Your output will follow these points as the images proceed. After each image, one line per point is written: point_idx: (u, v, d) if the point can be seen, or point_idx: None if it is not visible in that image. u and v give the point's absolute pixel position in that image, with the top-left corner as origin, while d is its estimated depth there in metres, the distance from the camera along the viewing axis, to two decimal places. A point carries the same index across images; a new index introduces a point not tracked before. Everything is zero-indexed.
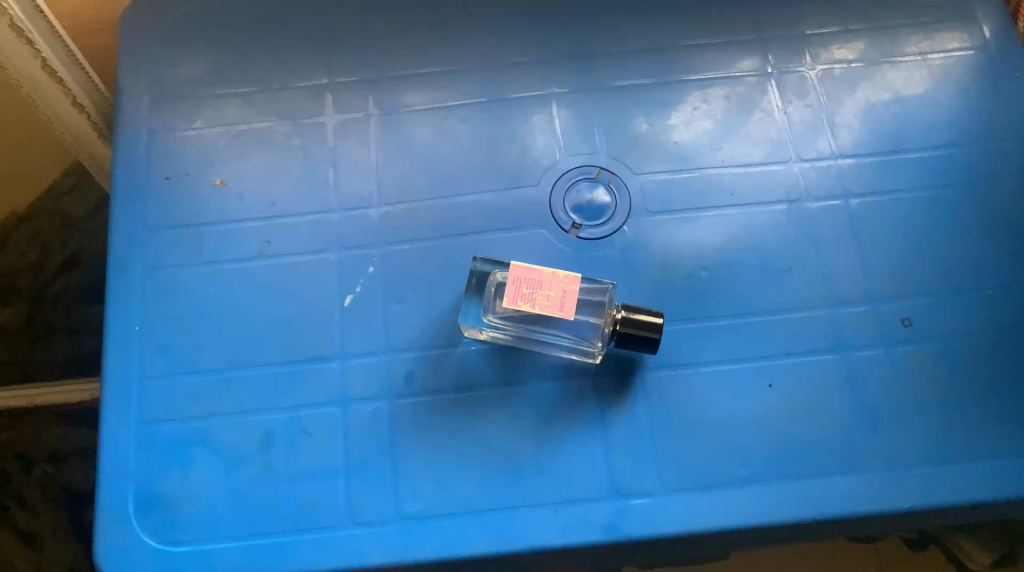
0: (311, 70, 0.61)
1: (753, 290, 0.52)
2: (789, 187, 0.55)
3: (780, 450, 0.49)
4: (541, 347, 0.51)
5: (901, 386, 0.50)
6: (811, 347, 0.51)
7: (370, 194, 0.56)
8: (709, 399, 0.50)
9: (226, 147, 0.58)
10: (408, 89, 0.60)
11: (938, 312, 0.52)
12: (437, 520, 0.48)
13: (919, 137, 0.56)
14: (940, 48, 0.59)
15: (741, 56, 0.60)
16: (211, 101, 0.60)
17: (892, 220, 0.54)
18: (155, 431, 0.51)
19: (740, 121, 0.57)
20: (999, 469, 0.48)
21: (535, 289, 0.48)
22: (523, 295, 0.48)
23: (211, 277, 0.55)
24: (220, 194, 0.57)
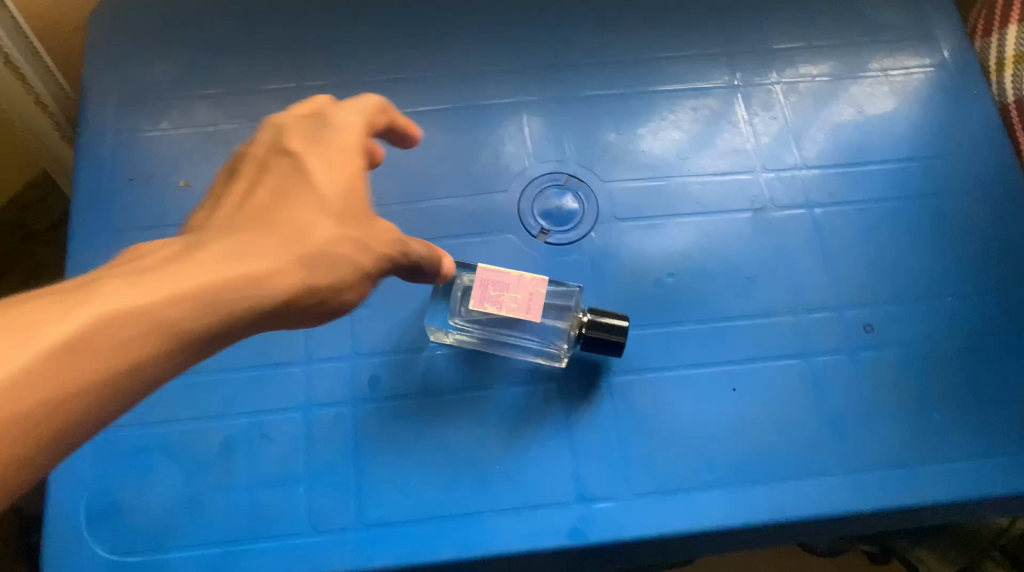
0: (282, 74, 0.60)
1: (719, 297, 0.53)
2: (754, 196, 0.56)
3: (742, 455, 0.49)
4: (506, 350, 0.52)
5: (862, 391, 0.51)
6: (773, 352, 0.52)
7: None
8: (673, 403, 0.50)
9: (194, 149, 0.58)
10: (380, 95, 0.60)
11: (899, 319, 0.53)
12: (401, 526, 0.48)
13: (881, 151, 0.58)
14: (901, 66, 0.61)
15: (709, 69, 0.61)
16: (179, 102, 0.60)
17: (854, 229, 0.55)
18: (113, 436, 0.50)
19: (707, 132, 0.58)
20: (958, 472, 0.49)
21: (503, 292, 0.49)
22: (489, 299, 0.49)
23: None
24: (186, 196, 0.56)
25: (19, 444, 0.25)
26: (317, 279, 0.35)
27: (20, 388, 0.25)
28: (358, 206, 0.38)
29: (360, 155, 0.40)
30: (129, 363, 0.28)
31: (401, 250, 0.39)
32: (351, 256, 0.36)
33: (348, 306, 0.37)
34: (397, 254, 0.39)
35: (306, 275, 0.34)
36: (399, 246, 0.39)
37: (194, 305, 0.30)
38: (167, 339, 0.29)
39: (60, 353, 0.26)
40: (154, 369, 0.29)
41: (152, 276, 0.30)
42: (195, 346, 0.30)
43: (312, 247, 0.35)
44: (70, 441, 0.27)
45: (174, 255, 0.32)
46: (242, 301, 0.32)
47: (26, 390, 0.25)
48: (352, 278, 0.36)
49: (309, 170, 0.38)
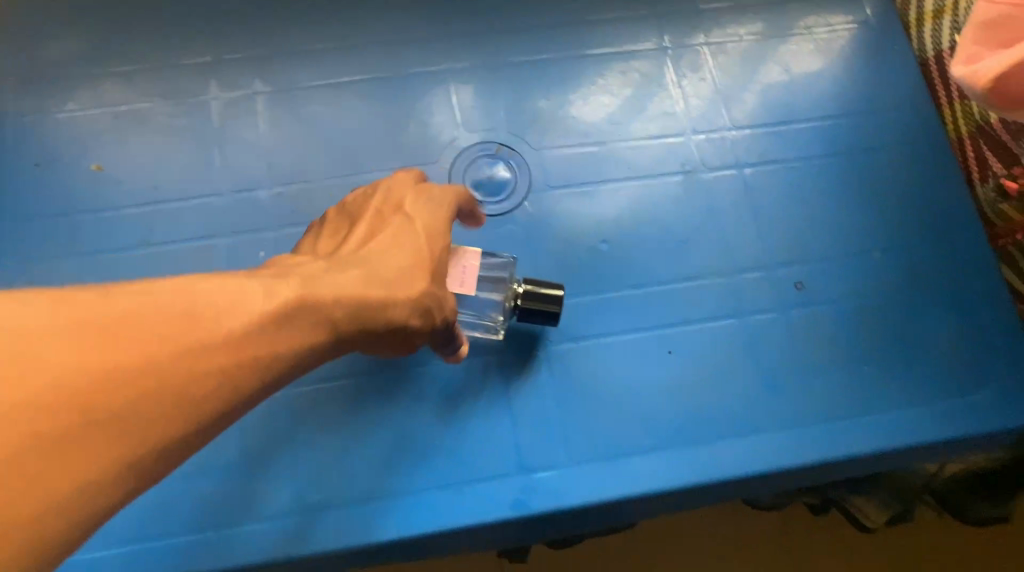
0: (195, 48, 0.58)
1: (653, 261, 0.53)
2: (685, 158, 0.56)
3: (681, 416, 0.49)
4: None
5: (794, 347, 0.51)
6: (707, 314, 0.52)
7: (261, 176, 0.54)
8: (611, 369, 0.50)
9: (104, 130, 0.55)
10: (301, 66, 0.57)
11: (828, 275, 0.53)
12: (341, 508, 0.47)
13: (807, 109, 0.58)
14: (824, 24, 0.61)
15: (636, 32, 0.60)
16: (85, 81, 0.57)
17: (784, 189, 0.56)
18: None
19: (636, 96, 0.58)
20: (889, 421, 0.50)
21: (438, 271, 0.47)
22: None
23: (94, 269, 0.52)
24: (98, 180, 0.54)
25: (125, 432, 0.25)
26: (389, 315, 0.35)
27: (138, 381, 0.26)
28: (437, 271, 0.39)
29: (448, 226, 0.41)
30: (225, 374, 0.28)
31: (450, 321, 0.40)
32: (422, 309, 0.37)
33: (399, 350, 0.39)
34: (448, 321, 0.40)
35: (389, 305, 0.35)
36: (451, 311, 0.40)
37: (289, 330, 0.31)
38: (260, 359, 0.30)
39: (177, 357, 0.27)
40: (244, 391, 0.29)
41: (257, 285, 0.31)
42: (282, 369, 0.31)
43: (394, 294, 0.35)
44: (155, 460, 0.27)
45: (282, 272, 0.33)
46: (366, 316, 0.34)
47: (145, 384, 0.26)
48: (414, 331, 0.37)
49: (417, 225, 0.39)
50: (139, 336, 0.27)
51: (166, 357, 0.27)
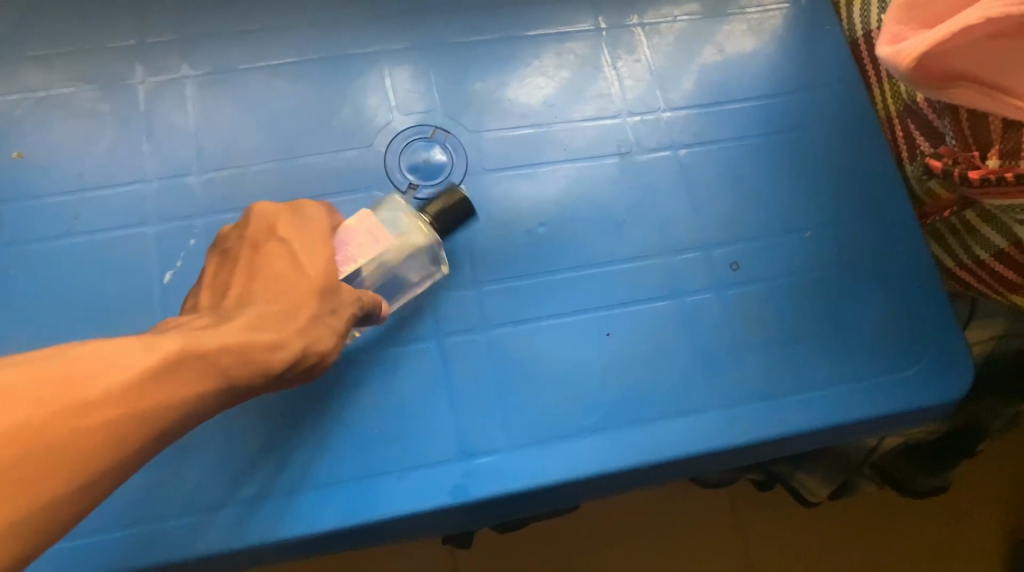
0: (118, 30, 0.56)
1: (591, 243, 0.53)
2: (621, 140, 0.56)
3: (620, 398, 0.50)
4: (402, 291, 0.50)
5: (730, 327, 0.52)
6: (645, 295, 0.52)
7: (189, 162, 0.53)
8: (550, 352, 0.50)
9: (23, 117, 0.53)
10: (228, 49, 0.56)
11: (762, 254, 0.54)
12: (278, 499, 0.46)
13: (742, 89, 0.58)
14: (759, 4, 0.61)
15: (573, 12, 0.60)
16: (2, 66, 0.54)
17: (719, 169, 0.56)
18: None
19: (573, 77, 0.58)
20: (822, 397, 0.50)
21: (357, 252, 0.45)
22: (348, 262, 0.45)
23: (17, 260, 0.50)
24: (19, 168, 0.52)
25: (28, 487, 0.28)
26: (289, 341, 0.40)
27: (42, 437, 0.29)
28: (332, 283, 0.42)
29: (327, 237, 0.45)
30: (112, 427, 0.31)
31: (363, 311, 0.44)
32: (317, 339, 0.41)
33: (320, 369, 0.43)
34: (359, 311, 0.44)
35: (280, 346, 0.39)
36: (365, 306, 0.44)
37: (177, 379, 0.34)
38: (160, 405, 0.33)
39: (70, 412, 0.30)
40: (140, 439, 0.32)
41: (135, 342, 0.33)
42: (176, 418, 0.34)
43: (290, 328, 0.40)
44: (61, 507, 0.29)
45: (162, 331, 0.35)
46: (247, 365, 0.37)
47: (48, 438, 0.29)
48: (324, 345, 0.41)
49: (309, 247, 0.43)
50: (29, 399, 0.29)
51: (56, 416, 0.29)
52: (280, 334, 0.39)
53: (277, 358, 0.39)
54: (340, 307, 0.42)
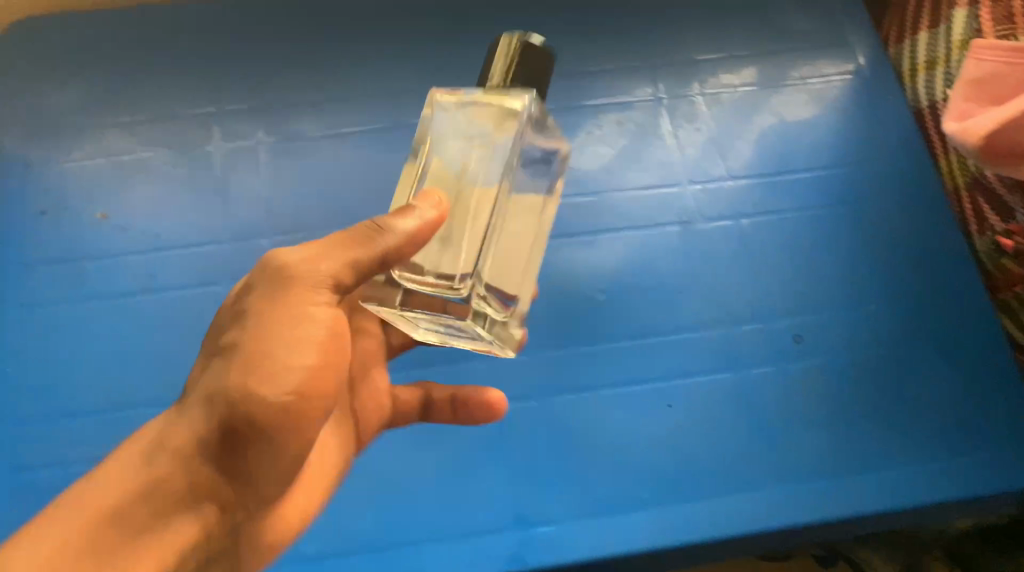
0: (198, 99, 0.59)
1: (650, 312, 0.53)
2: (681, 209, 0.56)
3: (680, 470, 0.49)
4: (529, 202, 0.35)
5: (793, 401, 0.51)
6: (704, 366, 0.52)
7: (259, 224, 0.55)
8: (608, 421, 0.50)
9: (109, 180, 0.56)
10: (300, 118, 0.58)
11: (825, 326, 0.53)
12: (336, 560, 0.46)
13: (804, 159, 0.58)
14: (819, 73, 0.61)
15: (632, 82, 0.61)
16: (91, 132, 0.58)
17: (780, 239, 0.55)
18: (28, 479, 0.48)
19: (632, 145, 0.58)
20: (890, 476, 0.49)
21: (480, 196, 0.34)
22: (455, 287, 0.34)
23: (96, 314, 0.52)
24: (101, 228, 0.55)
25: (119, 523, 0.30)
26: (264, 364, 0.32)
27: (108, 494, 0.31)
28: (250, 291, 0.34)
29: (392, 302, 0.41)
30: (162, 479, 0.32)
31: (319, 277, 0.33)
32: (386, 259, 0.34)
33: (319, 371, 0.33)
34: (314, 274, 0.33)
35: (249, 385, 0.32)
36: (322, 267, 0.33)
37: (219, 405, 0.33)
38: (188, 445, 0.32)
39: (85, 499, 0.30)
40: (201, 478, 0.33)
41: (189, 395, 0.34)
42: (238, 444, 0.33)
43: (247, 351, 0.33)
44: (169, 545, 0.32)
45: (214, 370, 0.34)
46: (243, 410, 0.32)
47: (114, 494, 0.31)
48: (285, 352, 0.33)
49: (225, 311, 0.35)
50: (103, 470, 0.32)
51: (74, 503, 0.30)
52: (242, 365, 0.33)
53: (265, 383, 0.32)
54: (262, 311, 0.33)
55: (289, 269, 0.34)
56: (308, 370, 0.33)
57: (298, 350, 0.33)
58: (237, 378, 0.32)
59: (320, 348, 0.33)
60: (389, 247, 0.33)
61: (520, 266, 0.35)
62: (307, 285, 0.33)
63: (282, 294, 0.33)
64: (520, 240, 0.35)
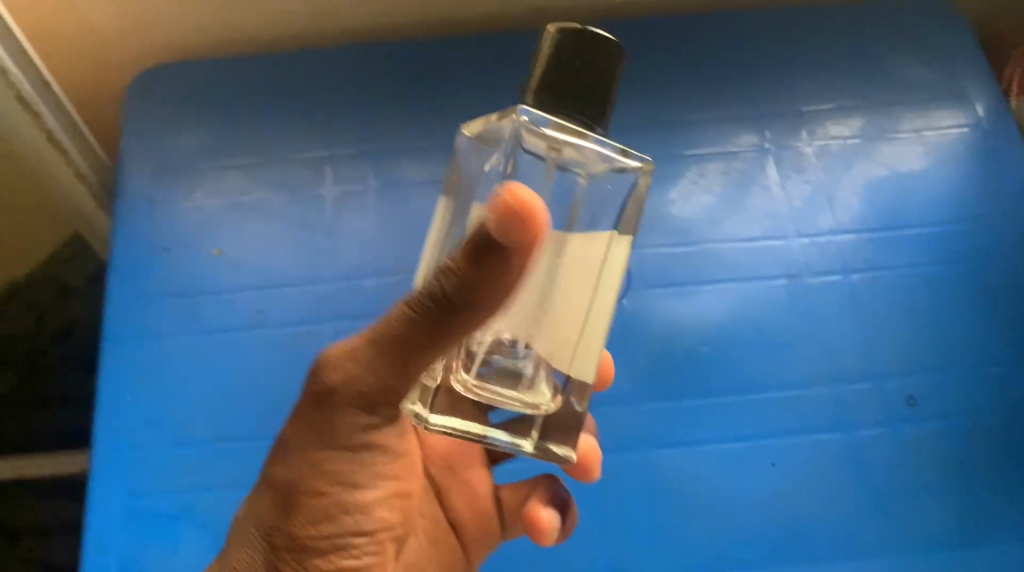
0: (312, 142, 0.61)
1: (755, 367, 0.52)
2: (787, 262, 0.55)
3: (783, 534, 0.48)
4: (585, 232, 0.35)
5: (905, 467, 0.49)
6: (810, 426, 0.50)
7: (367, 265, 0.56)
8: (709, 478, 0.49)
9: (226, 219, 0.59)
10: (407, 162, 0.60)
11: (942, 390, 0.51)
12: None
13: (918, 214, 0.56)
14: (934, 126, 0.60)
15: (738, 132, 0.60)
16: (211, 172, 0.60)
17: (892, 296, 0.54)
18: (143, 505, 0.50)
19: (737, 195, 0.58)
20: (1006, 555, 0.47)
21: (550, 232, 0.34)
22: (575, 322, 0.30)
23: (208, 348, 0.54)
24: (218, 265, 0.57)
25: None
26: (324, 508, 0.36)
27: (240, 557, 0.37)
28: (304, 412, 0.35)
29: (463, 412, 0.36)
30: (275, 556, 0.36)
31: (370, 392, 0.34)
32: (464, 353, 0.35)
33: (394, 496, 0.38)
34: (372, 388, 0.34)
35: (344, 521, 0.36)
36: (387, 379, 0.33)
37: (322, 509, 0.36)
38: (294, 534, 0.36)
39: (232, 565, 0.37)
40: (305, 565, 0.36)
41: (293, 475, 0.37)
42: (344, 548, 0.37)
43: (309, 490, 0.36)
44: None
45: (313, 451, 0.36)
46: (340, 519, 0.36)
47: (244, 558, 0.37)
48: (346, 493, 0.36)
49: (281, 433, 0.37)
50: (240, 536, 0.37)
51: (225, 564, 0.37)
52: (300, 503, 0.36)
53: (330, 523, 0.36)
54: (327, 442, 0.35)
55: (325, 388, 0.34)
56: (385, 506, 0.38)
57: (365, 488, 0.37)
58: (299, 519, 0.36)
59: (385, 482, 0.38)
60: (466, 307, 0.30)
61: (571, 342, 0.35)
62: (351, 401, 0.34)
63: (337, 416, 0.35)
64: (576, 304, 0.34)
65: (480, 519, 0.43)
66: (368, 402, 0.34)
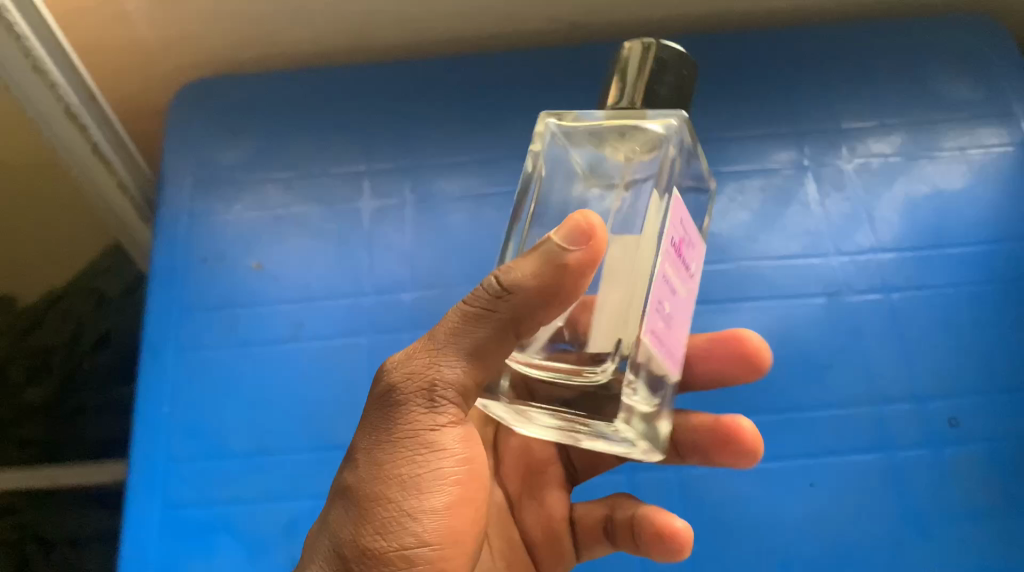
0: (351, 157, 0.62)
1: (794, 386, 0.51)
2: (827, 280, 0.54)
3: (823, 556, 0.47)
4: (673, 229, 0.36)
5: (950, 490, 0.48)
6: (851, 447, 0.50)
7: (403, 279, 0.57)
8: (747, 498, 0.48)
9: (265, 231, 0.59)
10: (444, 178, 0.60)
11: (987, 413, 0.50)
12: None
13: (961, 232, 0.56)
14: (978, 143, 0.59)
15: (776, 149, 0.60)
16: (251, 186, 0.61)
17: (935, 316, 0.53)
18: (180, 515, 0.51)
19: (776, 212, 0.57)
20: None
21: (688, 248, 0.35)
22: (650, 329, 0.32)
23: (245, 360, 0.55)
24: (256, 277, 0.58)
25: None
26: (387, 514, 0.35)
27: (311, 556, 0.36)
28: (371, 416, 0.37)
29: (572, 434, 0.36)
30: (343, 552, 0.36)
31: (431, 390, 0.35)
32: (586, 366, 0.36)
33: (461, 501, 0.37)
34: (430, 385, 0.35)
35: (407, 515, 0.35)
36: (445, 374, 0.35)
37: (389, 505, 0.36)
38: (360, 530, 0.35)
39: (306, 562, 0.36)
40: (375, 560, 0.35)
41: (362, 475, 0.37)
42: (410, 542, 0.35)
43: (374, 492, 0.35)
44: None
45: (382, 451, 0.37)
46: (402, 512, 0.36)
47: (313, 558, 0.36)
48: (410, 498, 0.36)
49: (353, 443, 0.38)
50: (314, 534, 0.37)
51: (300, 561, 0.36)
52: (367, 508, 0.35)
53: (394, 529, 0.35)
54: (393, 443, 0.36)
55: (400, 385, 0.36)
56: (449, 515, 0.36)
57: (429, 494, 0.36)
58: (365, 525, 0.35)
59: (452, 493, 0.37)
60: (530, 300, 0.33)
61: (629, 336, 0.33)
62: (416, 397, 0.35)
63: (400, 416, 0.36)
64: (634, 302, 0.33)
65: (551, 540, 0.45)
66: (430, 400, 0.35)
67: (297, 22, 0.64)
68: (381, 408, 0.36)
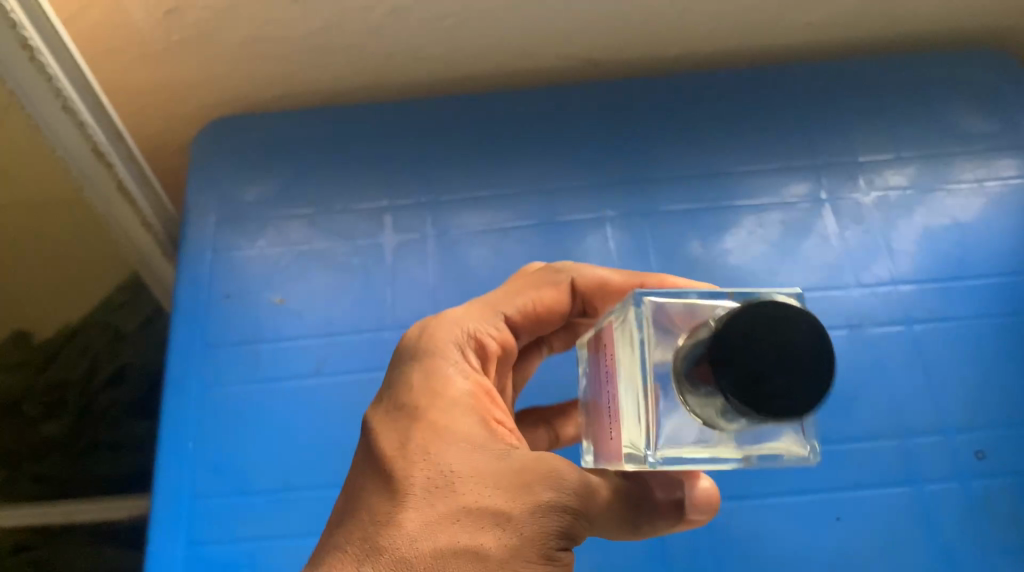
0: (374, 193, 0.62)
1: (819, 421, 0.51)
2: (850, 312, 0.55)
3: None
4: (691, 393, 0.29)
5: (981, 525, 0.48)
6: (879, 480, 0.49)
7: (427, 312, 0.57)
8: (777, 533, 0.48)
9: (289, 266, 0.60)
10: (465, 213, 0.61)
11: (1011, 446, 0.50)
12: None
13: (981, 264, 0.56)
14: (995, 175, 0.60)
15: (793, 181, 0.60)
16: (274, 222, 0.62)
17: (958, 348, 0.53)
18: (204, 553, 0.50)
19: (797, 245, 0.58)
20: None
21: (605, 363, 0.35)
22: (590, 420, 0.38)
23: (269, 395, 0.55)
24: (279, 312, 0.58)
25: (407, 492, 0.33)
26: (476, 513, 0.32)
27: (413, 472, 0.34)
28: (515, 490, 0.33)
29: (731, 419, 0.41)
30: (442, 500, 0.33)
31: (571, 500, 0.33)
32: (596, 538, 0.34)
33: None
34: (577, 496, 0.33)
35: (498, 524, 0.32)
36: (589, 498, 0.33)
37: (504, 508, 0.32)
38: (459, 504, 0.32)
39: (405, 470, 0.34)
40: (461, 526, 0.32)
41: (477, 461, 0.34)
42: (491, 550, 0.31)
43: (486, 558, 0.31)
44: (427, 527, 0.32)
45: (522, 480, 0.33)
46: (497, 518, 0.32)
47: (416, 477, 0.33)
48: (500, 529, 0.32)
49: (445, 460, 0.34)
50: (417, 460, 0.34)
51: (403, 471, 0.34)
52: (473, 504, 0.32)
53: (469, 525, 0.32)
54: (516, 484, 0.33)
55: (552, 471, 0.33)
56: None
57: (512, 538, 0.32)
58: (462, 517, 0.32)
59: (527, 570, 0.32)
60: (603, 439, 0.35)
61: None
62: (563, 494, 0.33)
63: (537, 486, 0.33)
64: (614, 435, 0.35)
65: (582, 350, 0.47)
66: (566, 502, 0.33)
67: (321, 63, 0.65)
68: (535, 495, 0.33)
